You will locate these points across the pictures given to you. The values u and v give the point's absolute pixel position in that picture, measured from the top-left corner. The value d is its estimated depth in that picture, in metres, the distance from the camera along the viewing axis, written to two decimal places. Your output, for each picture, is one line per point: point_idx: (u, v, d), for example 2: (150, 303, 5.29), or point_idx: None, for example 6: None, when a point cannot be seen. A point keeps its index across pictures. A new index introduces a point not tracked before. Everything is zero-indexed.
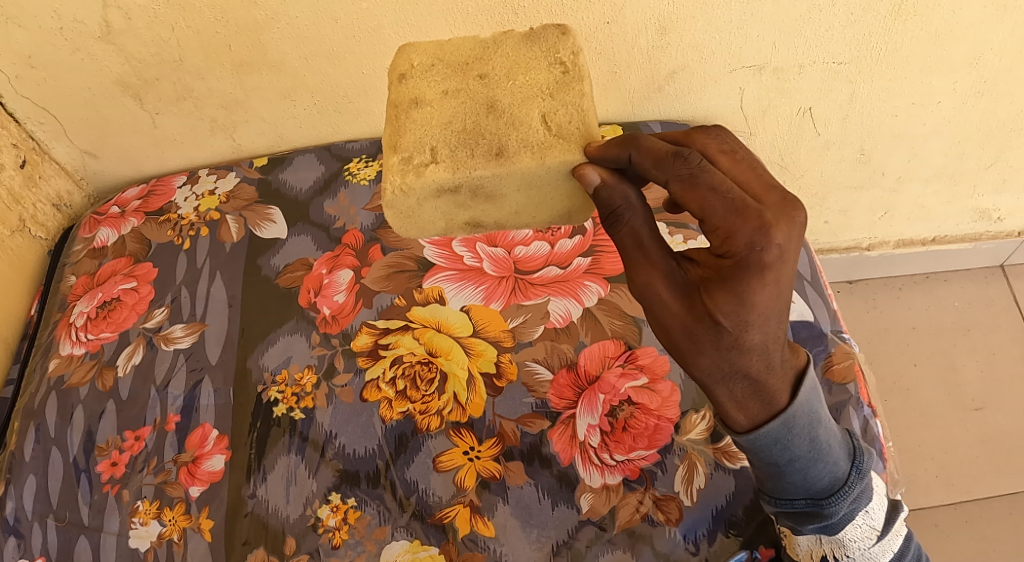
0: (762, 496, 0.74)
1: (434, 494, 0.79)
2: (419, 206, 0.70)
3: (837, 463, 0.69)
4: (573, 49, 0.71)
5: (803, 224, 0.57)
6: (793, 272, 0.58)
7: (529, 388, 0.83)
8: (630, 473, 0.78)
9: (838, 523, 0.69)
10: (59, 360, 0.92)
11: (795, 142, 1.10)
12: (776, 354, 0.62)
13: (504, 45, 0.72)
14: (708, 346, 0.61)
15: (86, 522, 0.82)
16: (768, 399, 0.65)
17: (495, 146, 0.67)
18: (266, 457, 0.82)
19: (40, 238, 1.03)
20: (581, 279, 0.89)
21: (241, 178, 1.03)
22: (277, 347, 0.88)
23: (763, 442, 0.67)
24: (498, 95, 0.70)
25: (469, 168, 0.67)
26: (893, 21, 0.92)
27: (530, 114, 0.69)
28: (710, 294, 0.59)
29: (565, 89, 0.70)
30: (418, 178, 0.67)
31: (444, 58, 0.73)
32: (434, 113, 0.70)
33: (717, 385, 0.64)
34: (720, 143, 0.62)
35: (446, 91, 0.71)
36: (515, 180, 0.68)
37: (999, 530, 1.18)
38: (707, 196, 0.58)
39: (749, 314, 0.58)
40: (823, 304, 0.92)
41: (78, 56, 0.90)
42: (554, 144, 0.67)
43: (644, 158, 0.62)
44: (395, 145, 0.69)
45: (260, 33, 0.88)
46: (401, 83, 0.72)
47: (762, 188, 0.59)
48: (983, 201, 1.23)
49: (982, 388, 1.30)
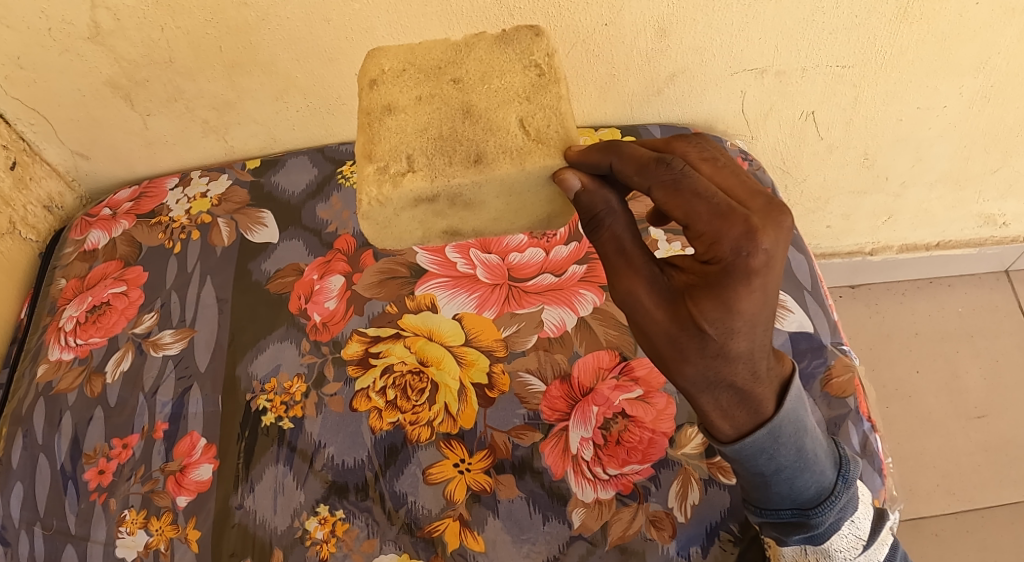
0: (747, 506, 0.73)
1: (423, 507, 0.77)
2: (397, 215, 0.69)
3: (824, 472, 0.69)
4: (548, 51, 0.70)
5: (790, 228, 0.57)
6: (779, 277, 0.57)
7: (521, 400, 0.81)
8: (624, 488, 0.76)
9: (824, 533, 0.69)
10: (49, 365, 0.91)
11: (797, 146, 1.07)
12: (763, 362, 0.62)
13: (477, 48, 0.71)
14: (693, 354, 0.60)
15: (73, 530, 0.81)
16: (755, 408, 0.65)
17: (473, 153, 0.66)
18: (254, 467, 0.81)
19: (30, 240, 1.02)
20: (576, 287, 0.87)
21: (233, 180, 1.01)
22: (266, 355, 0.87)
23: (749, 452, 0.66)
24: (474, 100, 0.68)
25: (448, 176, 0.65)
26: (899, 23, 0.90)
27: (508, 118, 0.67)
28: (695, 301, 0.58)
29: (542, 92, 0.68)
30: (395, 188, 0.65)
31: (416, 62, 0.71)
32: (409, 120, 0.68)
33: (703, 394, 0.63)
34: (701, 151, 0.62)
35: (419, 97, 0.69)
36: (494, 187, 0.67)
37: (1001, 539, 1.16)
38: (690, 201, 0.57)
39: (735, 322, 0.57)
40: (823, 315, 0.90)
41: (66, 58, 0.88)
42: (534, 149, 0.66)
43: (626, 164, 0.61)
44: (369, 154, 0.67)
45: (251, 34, 0.87)
46: (372, 89, 0.70)
47: (746, 193, 0.59)
48: (988, 206, 1.21)
49: (984, 396, 1.27)
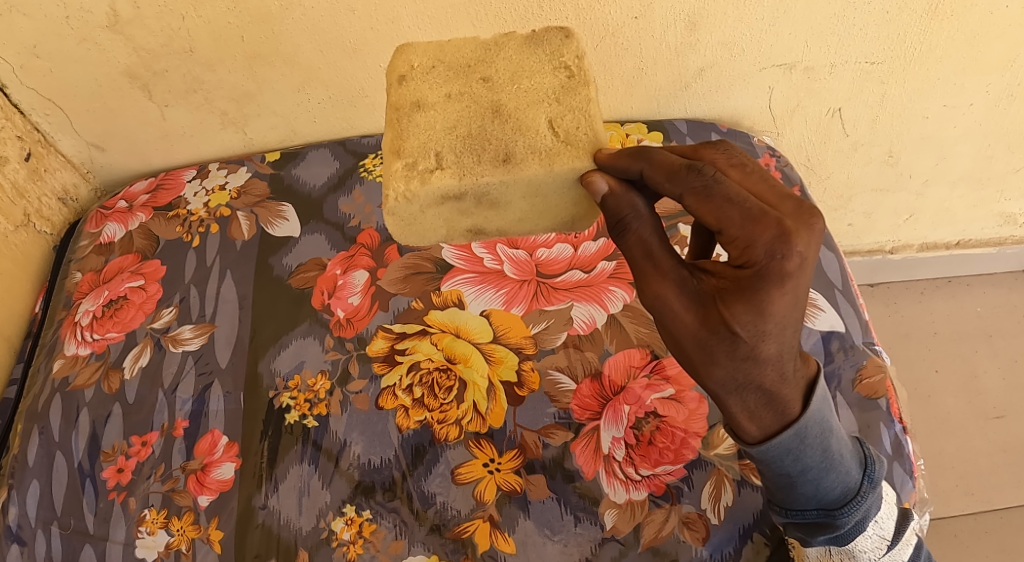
0: (771, 507, 0.71)
1: (453, 508, 0.75)
2: (422, 213, 0.67)
3: (849, 472, 0.67)
4: (578, 53, 0.68)
5: (822, 231, 0.55)
6: (811, 279, 0.56)
7: (551, 398, 0.80)
8: (656, 489, 0.75)
9: (849, 533, 0.67)
10: (65, 360, 0.89)
11: (822, 143, 1.06)
12: (791, 364, 0.61)
13: (506, 47, 0.69)
14: (722, 357, 0.59)
15: (92, 531, 0.79)
16: (782, 409, 0.64)
17: (502, 152, 0.64)
18: (278, 466, 0.79)
19: (45, 233, 1.00)
20: (605, 283, 0.85)
21: (252, 173, 0.99)
22: (289, 351, 0.85)
23: (775, 453, 0.65)
24: (503, 99, 0.67)
25: (476, 175, 0.64)
26: (930, 20, 0.89)
27: (537, 119, 0.65)
28: (726, 304, 0.57)
29: (571, 93, 0.66)
30: (423, 185, 0.64)
31: (445, 60, 0.70)
32: (437, 117, 0.66)
33: (730, 396, 0.62)
34: (729, 158, 0.60)
35: (448, 94, 0.67)
36: (521, 187, 0.65)
37: (1020, 541, 1.14)
38: (722, 207, 0.56)
39: (767, 324, 0.57)
40: (854, 314, 0.88)
41: (84, 47, 0.87)
42: (563, 150, 0.64)
43: (656, 171, 0.59)
44: (397, 150, 0.66)
45: (273, 23, 0.85)
46: (401, 85, 0.68)
47: (777, 198, 0.57)
48: (1009, 206, 1.19)
49: (1003, 396, 1.26)
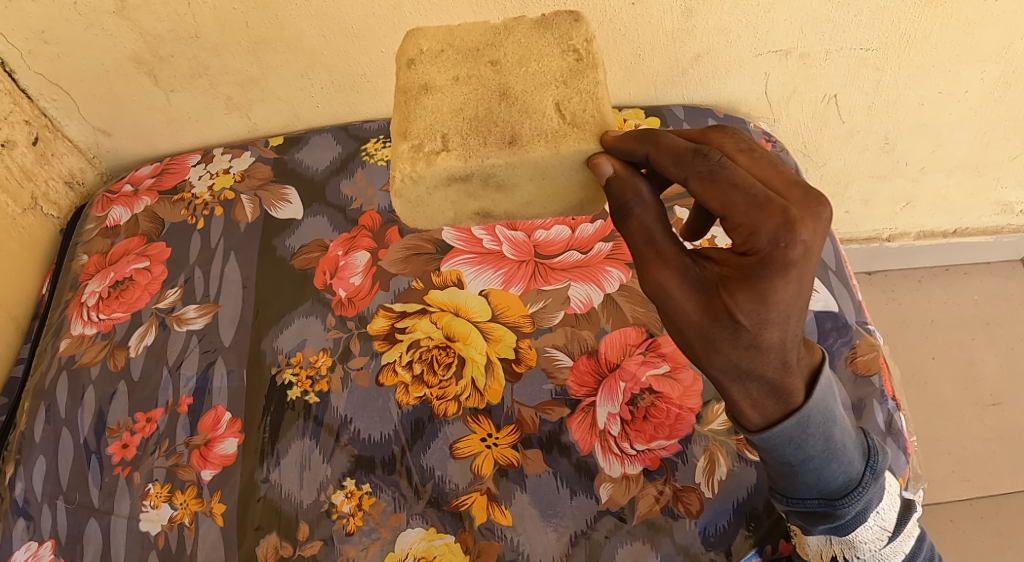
0: (772, 494, 0.71)
1: (451, 481, 0.77)
2: (429, 194, 0.68)
3: (852, 463, 0.67)
4: (587, 36, 0.70)
5: (829, 220, 0.54)
6: (816, 269, 0.55)
7: (549, 375, 0.81)
8: (651, 464, 0.76)
9: (849, 524, 0.67)
10: (71, 340, 0.90)
11: (819, 130, 1.07)
12: (793, 352, 0.59)
13: (515, 31, 0.71)
14: (725, 346, 0.58)
15: (97, 505, 0.81)
16: (785, 398, 0.63)
17: (508, 134, 0.66)
18: (280, 440, 0.80)
19: (52, 217, 1.02)
20: (602, 264, 0.87)
21: (256, 157, 1.01)
22: (291, 330, 0.86)
23: (777, 442, 0.64)
24: (511, 82, 0.68)
25: (482, 156, 0.65)
26: (923, 7, 0.90)
27: (544, 101, 0.67)
28: (729, 292, 0.56)
29: (579, 76, 0.68)
30: (429, 166, 0.65)
31: (454, 43, 0.71)
32: (445, 99, 0.68)
33: (733, 384, 0.62)
34: (738, 143, 0.60)
35: (457, 77, 0.69)
36: (528, 169, 0.66)
37: (1016, 527, 1.15)
38: (727, 192, 0.55)
39: (770, 312, 0.56)
40: (848, 294, 0.89)
41: (92, 32, 0.88)
42: (569, 133, 0.65)
43: (663, 155, 0.60)
44: (405, 132, 0.67)
45: (278, 9, 0.87)
46: (410, 68, 0.70)
47: (784, 184, 0.56)
48: (1006, 194, 1.20)
49: (1000, 384, 1.27)
